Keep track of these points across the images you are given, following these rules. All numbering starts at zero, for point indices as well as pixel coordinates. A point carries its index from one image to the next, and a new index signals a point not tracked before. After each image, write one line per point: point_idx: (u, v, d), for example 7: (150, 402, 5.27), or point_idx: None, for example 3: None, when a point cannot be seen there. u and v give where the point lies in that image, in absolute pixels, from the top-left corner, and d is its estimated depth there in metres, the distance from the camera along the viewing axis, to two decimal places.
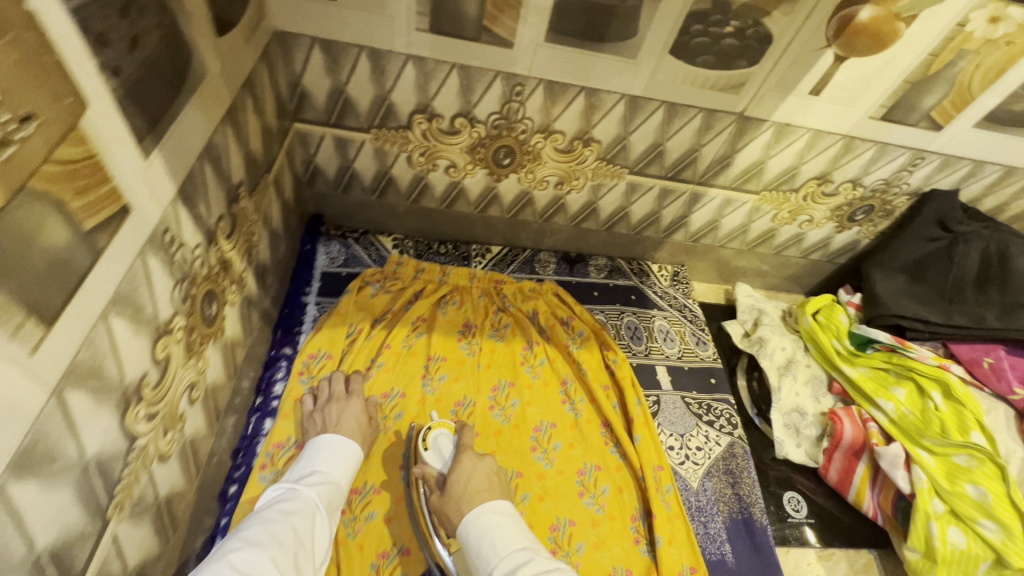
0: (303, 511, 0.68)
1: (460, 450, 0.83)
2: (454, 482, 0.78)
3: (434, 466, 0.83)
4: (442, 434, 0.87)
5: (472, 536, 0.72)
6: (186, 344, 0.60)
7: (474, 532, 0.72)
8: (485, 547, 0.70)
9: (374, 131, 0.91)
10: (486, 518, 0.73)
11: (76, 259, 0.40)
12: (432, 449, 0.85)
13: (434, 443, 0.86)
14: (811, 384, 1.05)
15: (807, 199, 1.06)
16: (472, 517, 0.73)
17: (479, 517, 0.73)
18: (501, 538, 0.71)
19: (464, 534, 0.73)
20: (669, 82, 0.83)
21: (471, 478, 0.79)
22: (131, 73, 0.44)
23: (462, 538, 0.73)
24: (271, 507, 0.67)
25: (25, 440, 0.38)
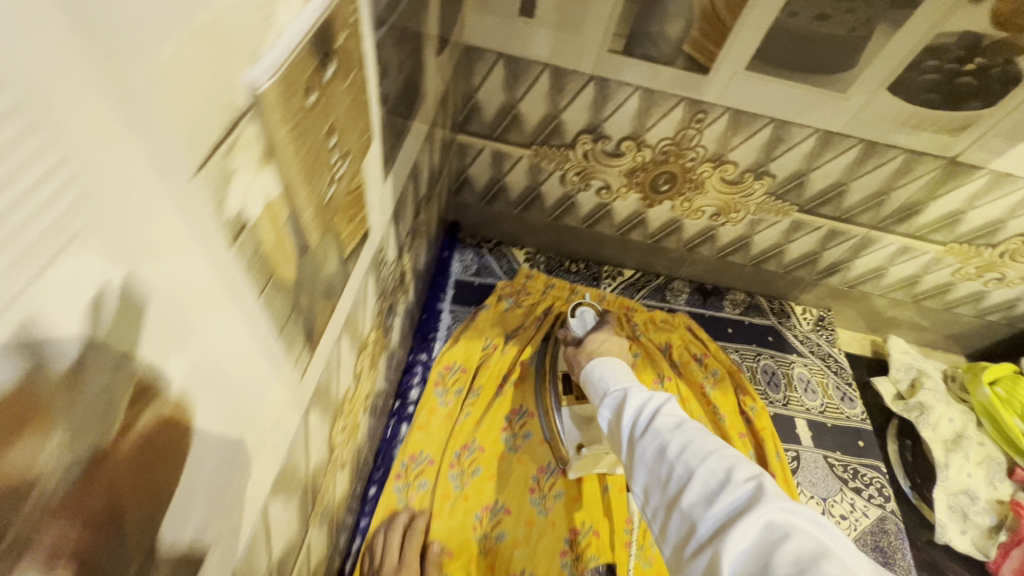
0: None
1: (600, 324, 0.87)
2: (590, 341, 0.82)
3: (573, 330, 0.89)
4: (589, 310, 0.91)
5: (595, 372, 0.71)
6: (372, 355, 0.61)
7: (598, 367, 0.71)
8: (607, 375, 0.68)
9: (534, 148, 0.89)
10: (609, 364, 0.71)
11: (334, 288, 0.40)
12: (577, 318, 0.91)
13: (580, 314, 0.90)
14: (985, 466, 0.93)
15: (1004, 256, 0.93)
16: (599, 360, 0.72)
17: (603, 362, 0.72)
18: (623, 373, 0.68)
19: (587, 370, 0.73)
20: (877, 121, 0.75)
21: (606, 344, 0.81)
22: (392, 100, 0.44)
23: (586, 376, 0.72)
24: None
25: (282, 461, 0.38)
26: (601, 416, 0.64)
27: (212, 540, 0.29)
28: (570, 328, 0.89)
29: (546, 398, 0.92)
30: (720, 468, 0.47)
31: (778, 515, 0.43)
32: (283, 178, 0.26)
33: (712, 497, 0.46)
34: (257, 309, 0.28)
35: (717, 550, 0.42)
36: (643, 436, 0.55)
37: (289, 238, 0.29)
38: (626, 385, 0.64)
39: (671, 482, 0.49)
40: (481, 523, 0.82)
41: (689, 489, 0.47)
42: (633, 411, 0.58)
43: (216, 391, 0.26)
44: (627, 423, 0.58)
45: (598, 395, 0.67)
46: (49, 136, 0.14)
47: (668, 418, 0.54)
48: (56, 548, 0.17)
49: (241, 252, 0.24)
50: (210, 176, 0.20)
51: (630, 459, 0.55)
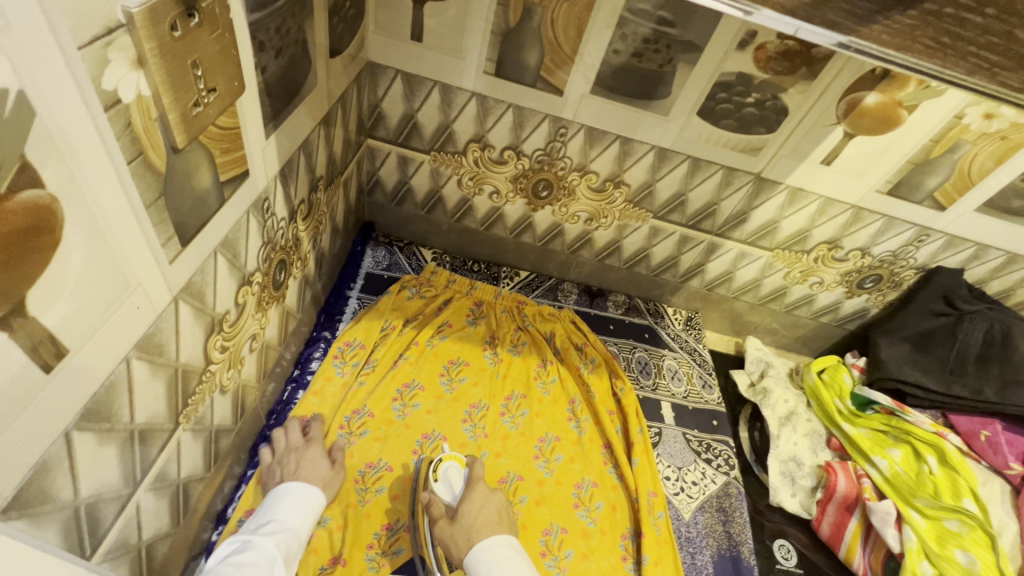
0: (259, 562, 0.65)
1: (472, 482, 0.86)
2: (465, 514, 0.80)
3: (443, 497, 0.85)
4: (451, 467, 0.89)
5: (482, 565, 0.72)
6: (258, 297, 0.71)
7: (485, 561, 0.73)
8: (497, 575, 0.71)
9: (433, 153, 1.05)
10: (496, 550, 0.74)
11: (208, 202, 0.52)
12: (442, 482, 0.87)
13: (445, 476, 0.88)
14: (810, 437, 1.09)
15: (818, 261, 1.14)
16: (484, 547, 0.74)
17: (490, 546, 0.74)
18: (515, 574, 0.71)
19: (473, 564, 0.74)
20: (695, 140, 0.95)
21: (482, 512, 0.81)
22: (271, 73, 0.58)
23: (472, 569, 0.73)
24: (225, 560, 0.64)
25: (150, 328, 0.48)
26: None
27: (71, 346, 0.39)
28: (439, 495, 0.85)
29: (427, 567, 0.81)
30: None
31: None
32: (152, 83, 0.39)
33: None
34: (125, 172, 0.39)
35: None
36: None
37: (158, 132, 0.41)
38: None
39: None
40: (362, 477, 0.90)
41: None
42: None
43: (88, 216, 0.37)
44: None
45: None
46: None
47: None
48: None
49: (113, 120, 0.37)
50: (87, 54, 0.33)
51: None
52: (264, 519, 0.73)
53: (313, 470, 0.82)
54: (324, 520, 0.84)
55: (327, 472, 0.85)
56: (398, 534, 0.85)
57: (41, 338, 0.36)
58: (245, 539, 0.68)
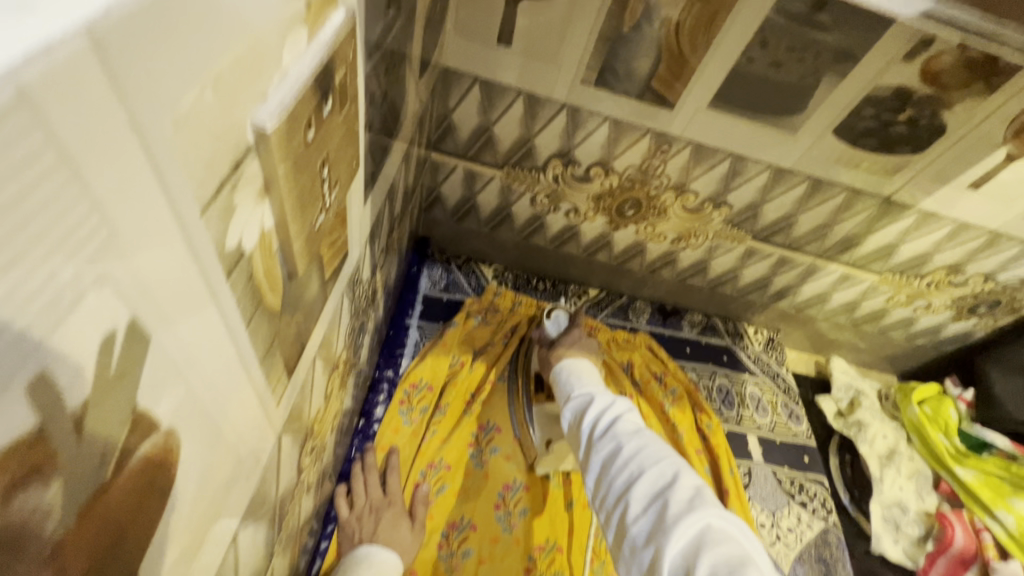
0: None
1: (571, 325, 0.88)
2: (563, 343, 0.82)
3: (547, 330, 0.90)
4: (560, 312, 0.93)
5: (562, 373, 0.70)
6: (342, 374, 0.61)
7: (566, 368, 0.70)
8: (573, 377, 0.68)
9: (506, 169, 0.91)
10: (580, 364, 0.71)
11: (313, 311, 0.40)
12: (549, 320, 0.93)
13: (555, 316, 0.91)
14: (915, 480, 1.01)
15: (930, 285, 1.02)
16: (570, 360, 0.73)
17: (574, 362, 0.72)
18: (592, 378, 0.67)
19: (557, 369, 0.72)
20: (823, 160, 0.81)
21: (576, 344, 0.82)
22: (375, 128, 0.45)
23: (556, 377, 0.71)
24: None
25: (255, 487, 0.37)
26: (563, 415, 0.63)
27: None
28: (544, 328, 0.90)
29: (518, 426, 0.93)
30: (667, 472, 0.49)
31: (716, 524, 0.45)
32: (277, 211, 0.26)
33: (656, 498, 0.48)
34: (245, 340, 0.28)
35: (629, 510, 0.48)
36: (601, 437, 0.55)
37: (277, 267, 0.29)
38: (592, 388, 0.64)
39: (617, 482, 0.51)
40: (446, 541, 0.82)
41: (635, 488, 0.49)
42: (594, 411, 0.59)
43: (209, 420, 0.26)
44: (586, 422, 0.58)
45: (563, 396, 0.67)
46: (81, 185, 0.14)
47: (628, 423, 0.55)
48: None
49: (234, 285, 0.24)
50: (213, 213, 0.21)
51: (585, 455, 0.56)
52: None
53: (394, 535, 0.76)
54: None
55: (409, 536, 0.78)
56: None
57: None
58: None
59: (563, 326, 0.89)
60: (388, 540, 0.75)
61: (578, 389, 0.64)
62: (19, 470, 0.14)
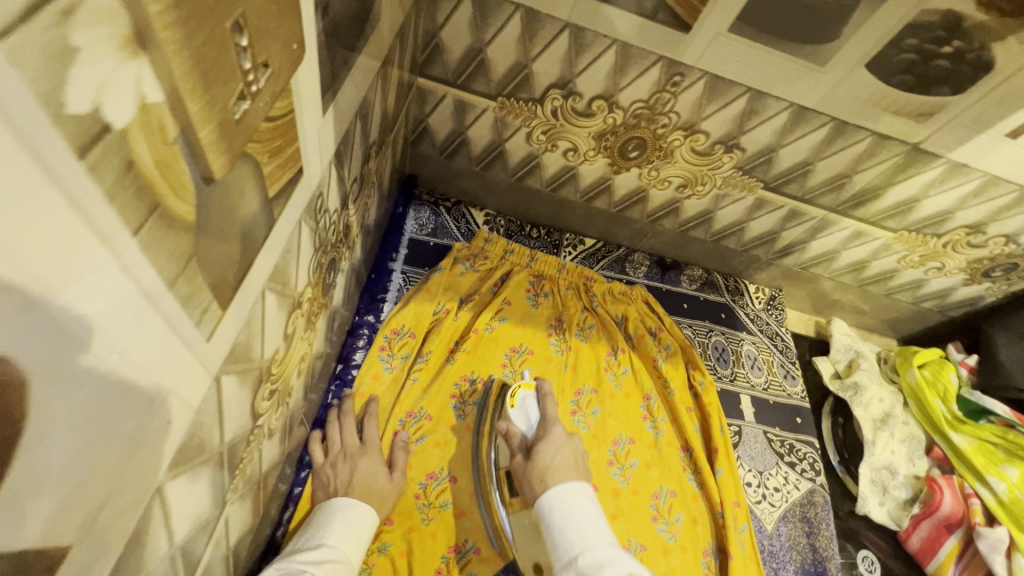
0: None
1: (547, 420, 0.79)
2: (540, 454, 0.73)
3: (518, 426, 0.80)
4: (529, 396, 0.83)
5: (554, 515, 0.65)
6: (307, 316, 0.55)
7: (557, 509, 0.65)
8: (570, 531, 0.62)
9: (500, 100, 0.83)
10: (572, 502, 0.65)
11: (255, 232, 0.34)
12: (518, 409, 0.82)
13: (523, 405, 0.82)
14: (907, 444, 0.99)
15: (947, 246, 0.96)
16: (557, 494, 0.66)
17: (564, 500, 0.66)
18: (592, 534, 0.62)
19: (546, 512, 0.66)
20: (850, 99, 0.73)
21: (559, 454, 0.73)
22: (334, 15, 0.37)
23: (545, 517, 0.65)
24: None
25: (187, 430, 0.33)
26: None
27: (70, 540, 0.23)
28: (515, 424, 0.80)
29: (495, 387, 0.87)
30: None
31: None
32: (166, 76, 0.20)
33: None
34: (133, 249, 0.21)
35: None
36: None
37: (181, 161, 0.23)
38: (595, 556, 0.59)
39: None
40: (423, 492, 0.79)
41: None
42: None
43: (78, 349, 0.20)
44: None
45: (561, 559, 0.61)
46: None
47: None
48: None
49: (100, 170, 0.18)
50: (26, 42, 0.14)
51: None
52: (316, 541, 0.63)
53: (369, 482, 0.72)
54: (384, 547, 0.74)
55: (387, 482, 0.74)
56: (470, 558, 0.75)
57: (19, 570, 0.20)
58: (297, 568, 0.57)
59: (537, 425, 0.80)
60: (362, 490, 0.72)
61: (581, 557, 0.59)
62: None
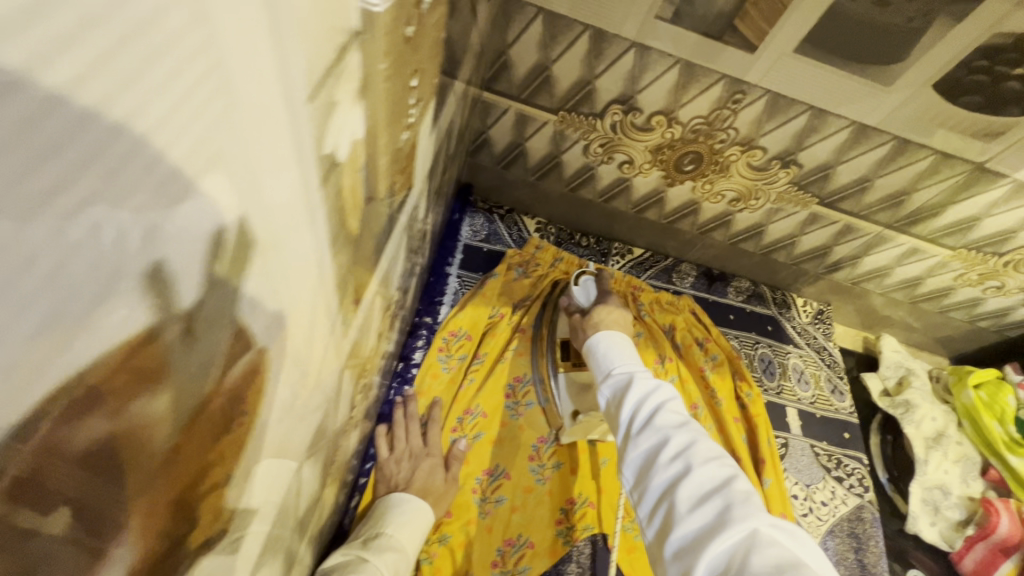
0: None
1: (604, 292, 0.82)
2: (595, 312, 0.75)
3: (576, 299, 0.84)
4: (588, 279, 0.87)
5: (600, 346, 0.66)
6: (392, 315, 0.59)
7: (605, 341, 0.66)
8: (611, 353, 0.64)
9: (561, 114, 0.86)
10: (616, 337, 0.67)
11: (379, 244, 0.38)
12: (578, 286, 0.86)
13: (585, 283, 0.84)
14: (961, 464, 0.98)
15: (1007, 265, 0.95)
16: (605, 332, 0.67)
17: (608, 336, 0.67)
18: (631, 355, 0.63)
19: (591, 345, 0.68)
20: (915, 118, 0.74)
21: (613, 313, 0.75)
22: (448, 49, 0.41)
23: (591, 349, 0.67)
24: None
25: (319, 421, 0.37)
26: (601, 394, 0.60)
27: (257, 505, 0.27)
28: (573, 297, 0.84)
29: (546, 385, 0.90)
30: (719, 475, 0.46)
31: (765, 528, 0.42)
32: (369, 121, 0.23)
33: (704, 497, 0.45)
34: (329, 262, 0.26)
35: (672, 507, 0.46)
36: (640, 433, 0.52)
37: (361, 187, 0.27)
38: (635, 368, 0.60)
39: (658, 476, 0.48)
40: (479, 487, 0.82)
41: (679, 485, 0.46)
42: (634, 400, 0.55)
43: (292, 344, 0.24)
44: (625, 412, 0.55)
45: (600, 373, 0.64)
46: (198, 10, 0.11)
47: (672, 415, 0.52)
48: (149, 516, 0.16)
49: (326, 200, 0.22)
50: (318, 105, 0.18)
51: (624, 446, 0.54)
52: (371, 532, 0.68)
53: (428, 479, 0.76)
54: (444, 537, 0.77)
55: (442, 484, 0.78)
56: (524, 551, 0.79)
57: (235, 525, 0.24)
58: (356, 555, 0.62)
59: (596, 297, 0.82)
60: (423, 484, 0.76)
61: (619, 368, 0.61)
62: (120, 382, 0.12)
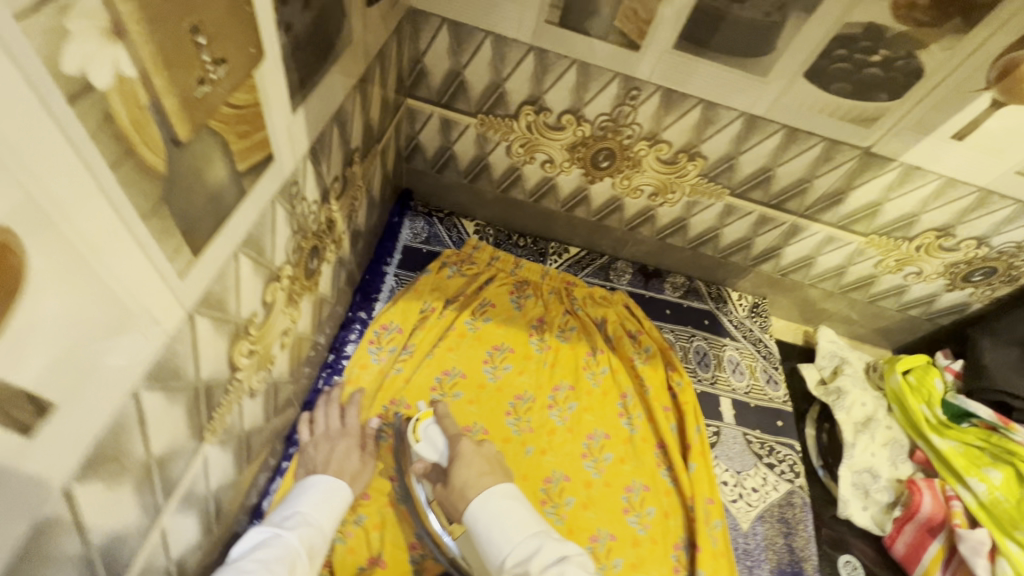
0: (281, 560, 0.60)
1: (454, 439, 0.80)
2: (455, 475, 0.75)
3: (429, 458, 0.80)
4: (429, 424, 0.82)
5: (481, 525, 0.69)
6: (288, 292, 0.63)
7: (483, 521, 0.69)
8: (496, 533, 0.68)
9: (480, 117, 0.92)
10: (494, 505, 0.70)
11: (225, 198, 0.43)
12: (424, 441, 0.82)
13: (427, 436, 0.82)
14: (890, 447, 0.98)
15: (920, 250, 0.98)
16: (480, 503, 0.70)
17: (486, 504, 0.70)
18: (516, 527, 0.68)
19: (473, 522, 0.70)
20: (797, 107, 0.79)
21: (472, 467, 0.75)
22: (299, 32, 0.47)
23: (473, 529, 0.70)
24: (246, 557, 0.59)
25: (161, 353, 0.41)
26: None
27: (56, 399, 0.31)
28: (425, 458, 0.80)
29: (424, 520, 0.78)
30: None
31: None
32: (137, 60, 0.29)
33: None
34: (111, 181, 0.30)
35: None
36: None
37: (152, 124, 0.32)
38: (526, 559, 0.65)
39: None
40: (398, 474, 0.84)
41: None
42: None
43: (67, 245, 0.28)
44: None
45: (492, 559, 0.67)
46: None
47: None
48: None
49: (84, 116, 0.27)
50: (33, 23, 0.23)
51: None
52: (289, 511, 0.69)
53: (344, 464, 0.78)
54: (360, 518, 0.79)
55: (358, 463, 0.80)
56: None
57: (14, 399, 0.28)
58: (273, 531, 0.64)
59: (447, 452, 0.80)
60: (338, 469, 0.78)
61: (511, 558, 0.65)
62: None
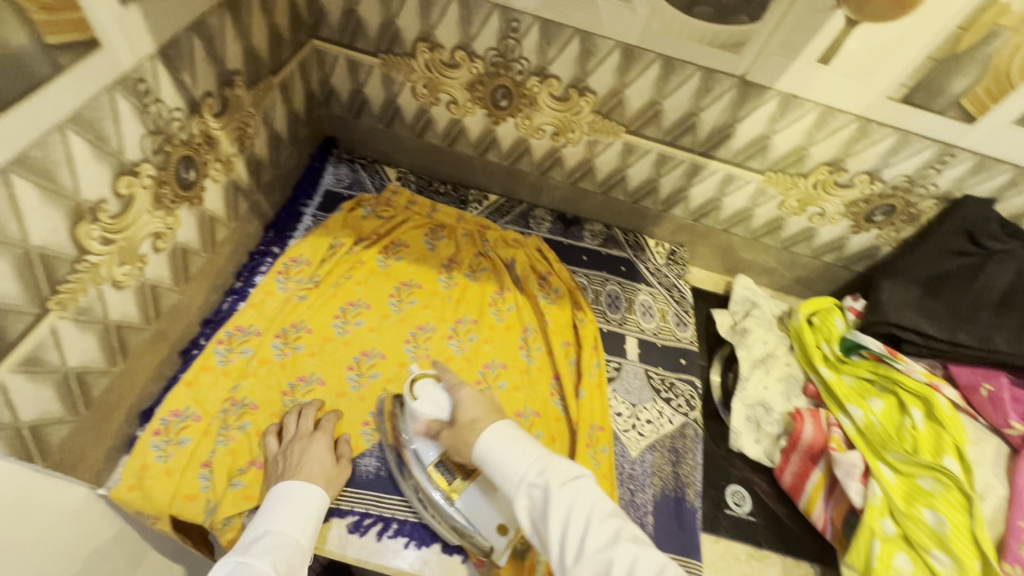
0: None
1: (455, 387, 0.78)
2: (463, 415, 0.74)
3: (433, 414, 0.77)
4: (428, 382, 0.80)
5: (492, 452, 0.66)
6: (155, 194, 0.69)
7: (495, 447, 0.66)
8: (509, 458, 0.65)
9: (381, 56, 0.97)
10: (504, 433, 0.68)
11: (33, 66, 0.48)
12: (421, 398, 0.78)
13: (422, 393, 0.79)
14: (784, 382, 1.00)
15: (818, 187, 1.00)
16: (491, 434, 0.68)
17: (500, 432, 0.67)
18: (530, 449, 0.66)
19: (482, 453, 0.67)
20: (666, 34, 0.82)
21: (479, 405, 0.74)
22: None
23: (484, 455, 0.67)
24: None
25: None
26: (521, 511, 0.63)
27: None
28: (428, 414, 0.77)
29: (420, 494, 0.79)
30: None
31: None
32: None
33: None
34: None
35: None
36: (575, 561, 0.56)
37: None
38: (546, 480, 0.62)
39: None
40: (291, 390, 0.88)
41: None
42: (559, 522, 0.58)
43: None
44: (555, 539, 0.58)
45: (505, 481, 0.65)
46: None
47: (599, 535, 0.57)
48: None
49: None
50: None
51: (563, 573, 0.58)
52: (261, 529, 0.67)
53: (318, 465, 0.76)
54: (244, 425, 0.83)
55: (333, 467, 0.78)
56: None
57: None
58: (240, 559, 0.62)
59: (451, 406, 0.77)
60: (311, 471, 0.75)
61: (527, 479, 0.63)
62: None
